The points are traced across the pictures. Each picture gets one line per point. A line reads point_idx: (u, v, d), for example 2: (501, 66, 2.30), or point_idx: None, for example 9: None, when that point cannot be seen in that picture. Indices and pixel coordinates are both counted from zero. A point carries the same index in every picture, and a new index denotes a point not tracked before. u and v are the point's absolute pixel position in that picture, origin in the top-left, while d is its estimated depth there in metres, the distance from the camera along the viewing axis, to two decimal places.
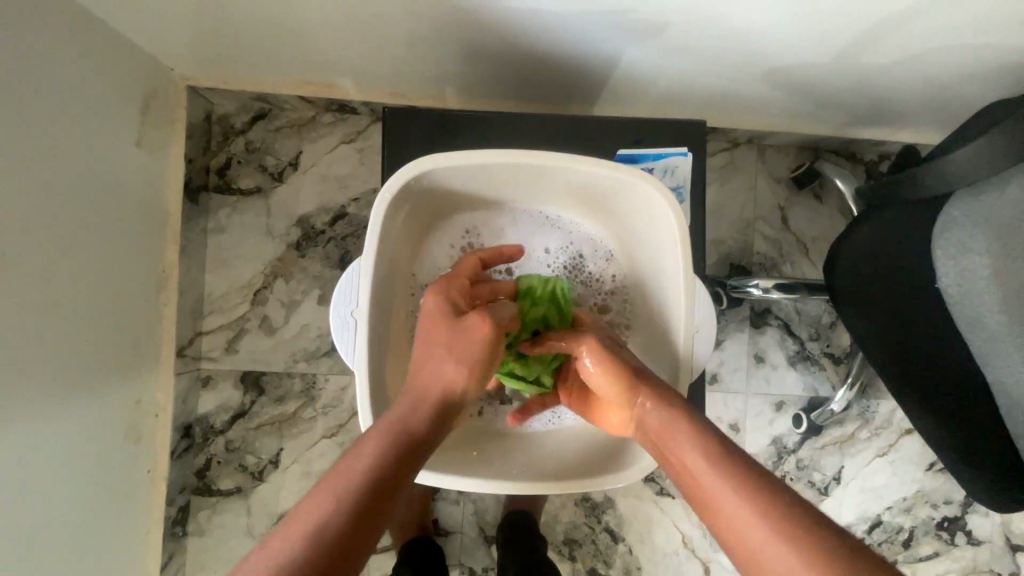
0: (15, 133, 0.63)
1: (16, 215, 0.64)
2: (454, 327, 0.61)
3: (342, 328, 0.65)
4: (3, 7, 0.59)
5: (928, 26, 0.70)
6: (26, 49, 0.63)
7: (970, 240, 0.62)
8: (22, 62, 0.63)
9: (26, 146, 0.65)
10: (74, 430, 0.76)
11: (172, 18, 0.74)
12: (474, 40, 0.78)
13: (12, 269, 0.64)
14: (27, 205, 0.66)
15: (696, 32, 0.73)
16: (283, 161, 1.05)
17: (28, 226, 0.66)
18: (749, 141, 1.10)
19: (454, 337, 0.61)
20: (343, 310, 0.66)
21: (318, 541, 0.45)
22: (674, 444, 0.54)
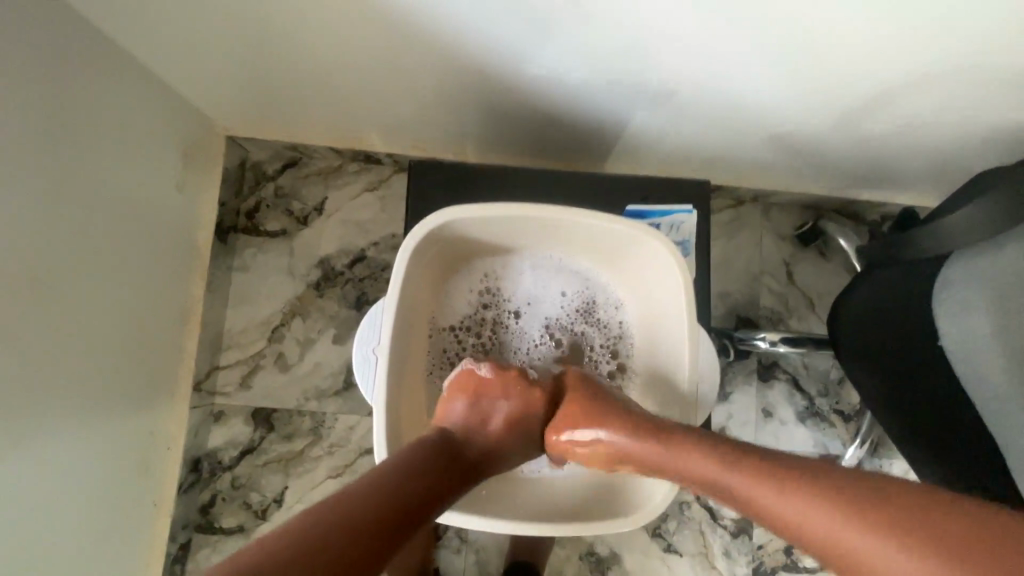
0: (61, 165, 0.69)
1: (50, 236, 0.68)
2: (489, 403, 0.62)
3: (364, 365, 0.68)
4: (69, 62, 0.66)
5: (919, 98, 0.74)
6: (77, 86, 0.69)
7: (971, 299, 0.65)
8: (72, 98, 0.69)
9: (70, 175, 0.70)
10: (80, 452, 0.76)
11: (211, 65, 0.80)
12: (494, 100, 0.85)
13: (41, 288, 0.67)
14: (63, 230, 0.70)
15: (700, 98, 0.79)
16: (308, 206, 1.10)
17: (62, 247, 0.70)
18: (753, 199, 1.14)
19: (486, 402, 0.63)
20: (365, 347, 0.69)
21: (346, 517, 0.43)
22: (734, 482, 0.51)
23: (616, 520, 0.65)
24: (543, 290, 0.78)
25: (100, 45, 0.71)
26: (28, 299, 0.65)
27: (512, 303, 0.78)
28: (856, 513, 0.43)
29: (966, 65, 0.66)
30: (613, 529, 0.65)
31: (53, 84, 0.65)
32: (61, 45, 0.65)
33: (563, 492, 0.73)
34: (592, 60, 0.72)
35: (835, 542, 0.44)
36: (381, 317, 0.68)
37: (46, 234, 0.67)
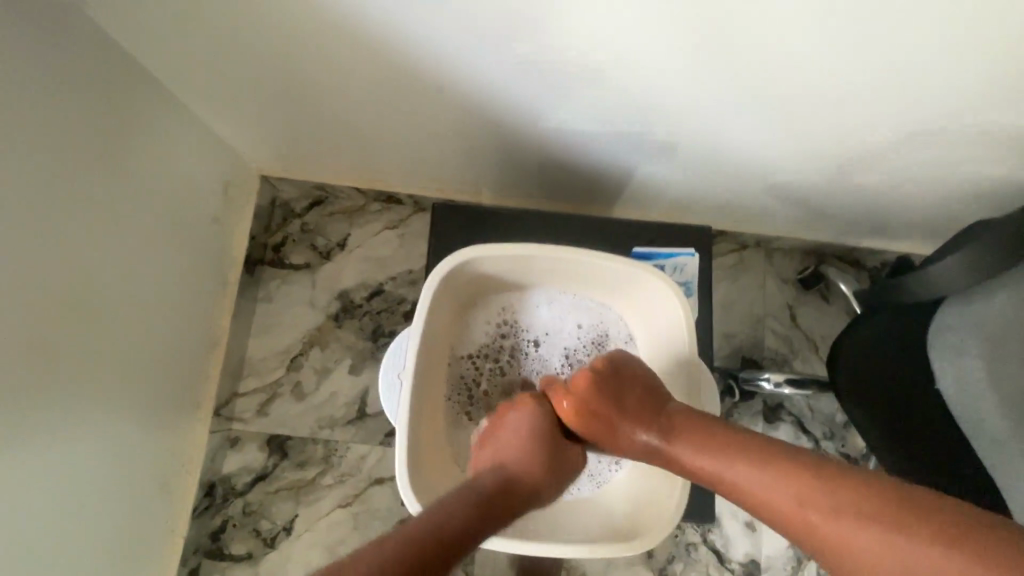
0: (121, 198, 0.76)
1: (104, 262, 0.74)
2: (510, 426, 0.68)
3: (389, 391, 0.73)
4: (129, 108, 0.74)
5: (907, 152, 0.80)
6: (140, 130, 0.77)
7: (963, 344, 0.69)
8: (133, 140, 0.77)
9: (125, 207, 0.77)
10: (107, 469, 0.80)
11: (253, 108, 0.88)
12: (510, 147, 0.91)
13: (94, 309, 0.73)
14: (117, 256, 0.76)
15: (701, 150, 0.85)
16: (332, 242, 1.16)
17: (112, 272, 0.76)
18: (756, 244, 1.18)
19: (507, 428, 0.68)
20: (390, 374, 0.74)
21: (406, 545, 0.47)
22: (744, 474, 0.57)
23: (622, 545, 0.66)
24: (560, 323, 0.82)
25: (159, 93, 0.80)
26: (80, 322, 0.71)
27: (530, 334, 0.82)
28: (885, 512, 0.49)
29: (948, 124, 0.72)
30: (618, 553, 0.66)
31: (118, 128, 0.73)
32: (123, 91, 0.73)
33: (568, 517, 0.74)
34: (601, 112, 0.79)
35: (862, 540, 0.49)
36: (406, 347, 0.73)
37: (100, 259, 0.73)
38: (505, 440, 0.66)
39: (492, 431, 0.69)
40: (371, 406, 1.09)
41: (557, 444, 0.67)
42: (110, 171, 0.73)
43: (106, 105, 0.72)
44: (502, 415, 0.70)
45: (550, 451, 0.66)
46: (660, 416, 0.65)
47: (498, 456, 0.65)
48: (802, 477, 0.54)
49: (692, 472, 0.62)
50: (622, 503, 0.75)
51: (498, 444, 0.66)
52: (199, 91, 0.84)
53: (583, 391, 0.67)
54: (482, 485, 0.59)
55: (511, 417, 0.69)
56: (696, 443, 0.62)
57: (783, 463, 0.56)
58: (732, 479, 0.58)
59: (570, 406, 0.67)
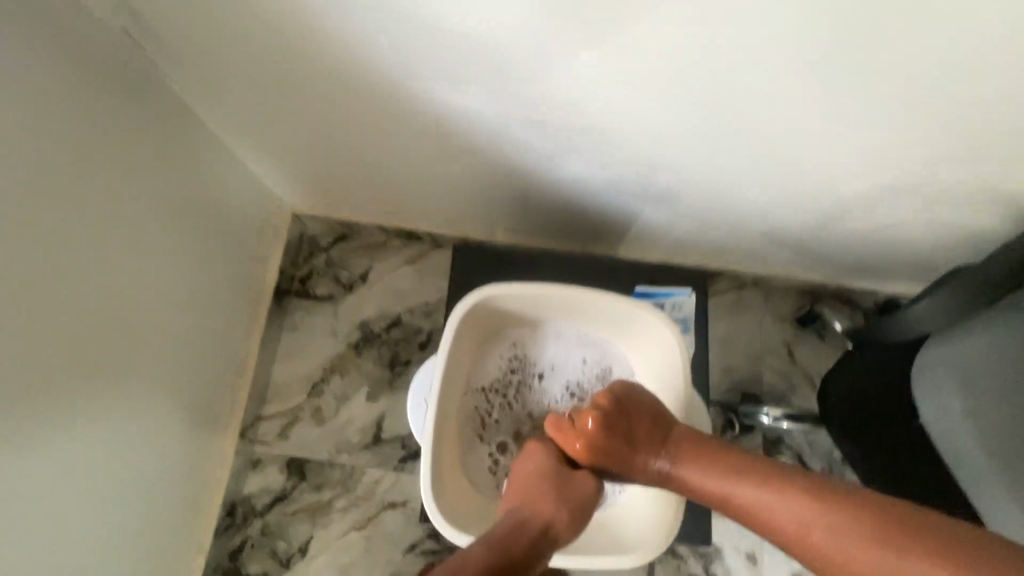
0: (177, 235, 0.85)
1: (159, 292, 0.82)
2: (529, 467, 0.73)
3: (416, 411, 0.82)
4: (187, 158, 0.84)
5: (887, 203, 0.86)
6: (195, 175, 0.87)
7: (943, 380, 0.74)
8: (190, 184, 0.86)
9: (180, 242, 0.86)
10: (143, 484, 0.86)
11: (294, 151, 0.97)
12: (523, 191, 0.99)
13: (145, 333, 0.80)
14: (168, 285, 0.84)
15: (698, 197, 0.93)
16: (354, 275, 1.23)
17: (164, 301, 0.84)
18: (754, 283, 1.24)
19: (525, 469, 0.73)
20: (418, 396, 0.83)
21: None
22: (746, 496, 0.63)
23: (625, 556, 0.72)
24: (567, 358, 0.88)
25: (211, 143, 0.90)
26: (134, 346, 0.79)
27: (539, 368, 0.88)
28: (880, 534, 0.54)
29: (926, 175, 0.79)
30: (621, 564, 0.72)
31: (178, 174, 0.83)
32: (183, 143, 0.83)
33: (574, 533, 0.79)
34: (608, 161, 0.87)
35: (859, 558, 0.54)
36: (431, 374, 0.82)
37: (155, 289, 0.81)
38: (525, 481, 0.71)
39: (514, 472, 0.74)
40: (386, 431, 1.15)
41: (573, 478, 0.71)
42: (170, 206, 0.82)
43: (164, 149, 0.80)
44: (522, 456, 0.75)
45: (568, 488, 0.70)
46: (667, 448, 0.70)
47: (519, 499, 0.69)
48: (800, 499, 0.59)
49: (700, 495, 0.67)
50: (626, 525, 0.79)
51: (519, 485, 0.71)
52: (247, 137, 0.94)
53: (593, 435, 0.70)
54: (506, 531, 0.64)
55: (529, 458, 0.74)
56: (699, 469, 0.67)
57: (780, 487, 0.61)
58: (736, 502, 0.63)
59: (581, 445, 0.71)
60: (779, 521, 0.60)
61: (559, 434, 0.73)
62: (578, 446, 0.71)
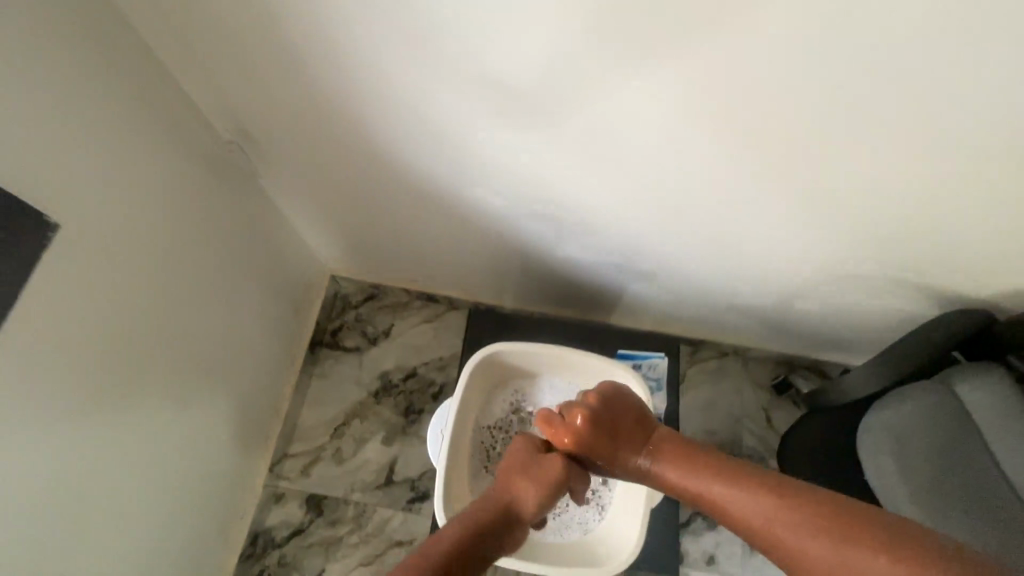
0: (243, 293, 1.04)
1: (222, 338, 1.00)
2: (519, 454, 0.82)
3: (434, 442, 0.96)
4: (256, 231, 1.04)
5: (834, 292, 1.02)
6: (262, 245, 1.07)
7: (879, 442, 0.88)
8: (257, 252, 1.06)
9: (243, 297, 1.04)
10: (186, 506, 0.99)
11: (337, 226, 1.17)
12: (529, 265, 1.17)
13: (206, 372, 0.97)
14: (228, 333, 1.01)
15: (676, 277, 1.09)
16: (379, 330, 1.40)
17: (225, 344, 1.01)
18: (734, 353, 1.38)
19: (515, 456, 0.83)
20: (437, 428, 0.97)
21: (429, 549, 0.65)
22: (721, 493, 0.71)
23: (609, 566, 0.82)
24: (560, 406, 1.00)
25: (274, 219, 1.10)
26: (198, 383, 0.95)
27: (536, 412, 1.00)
28: (849, 531, 0.61)
29: (863, 273, 0.94)
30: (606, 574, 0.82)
31: (250, 244, 1.03)
32: (255, 221, 1.04)
33: (561, 553, 0.86)
34: (598, 246, 1.05)
35: (825, 553, 0.61)
36: (448, 412, 0.96)
37: (219, 336, 0.99)
38: (511, 466, 0.81)
39: (504, 457, 0.84)
40: (397, 473, 1.27)
41: (555, 467, 0.81)
42: (240, 269, 1.01)
43: (243, 225, 1.01)
44: (513, 446, 0.85)
45: (548, 475, 0.80)
46: (647, 448, 0.79)
47: (504, 479, 0.79)
48: (771, 499, 0.67)
49: (678, 492, 0.76)
50: (604, 544, 0.88)
51: (505, 469, 0.81)
52: (301, 214, 1.14)
53: (581, 431, 0.79)
54: (489, 504, 0.75)
55: (520, 448, 0.84)
56: (678, 468, 0.76)
57: (753, 486, 0.69)
58: (712, 499, 0.72)
59: (567, 439, 0.80)
60: (751, 519, 0.68)
61: (551, 429, 0.82)
62: (566, 440, 0.81)
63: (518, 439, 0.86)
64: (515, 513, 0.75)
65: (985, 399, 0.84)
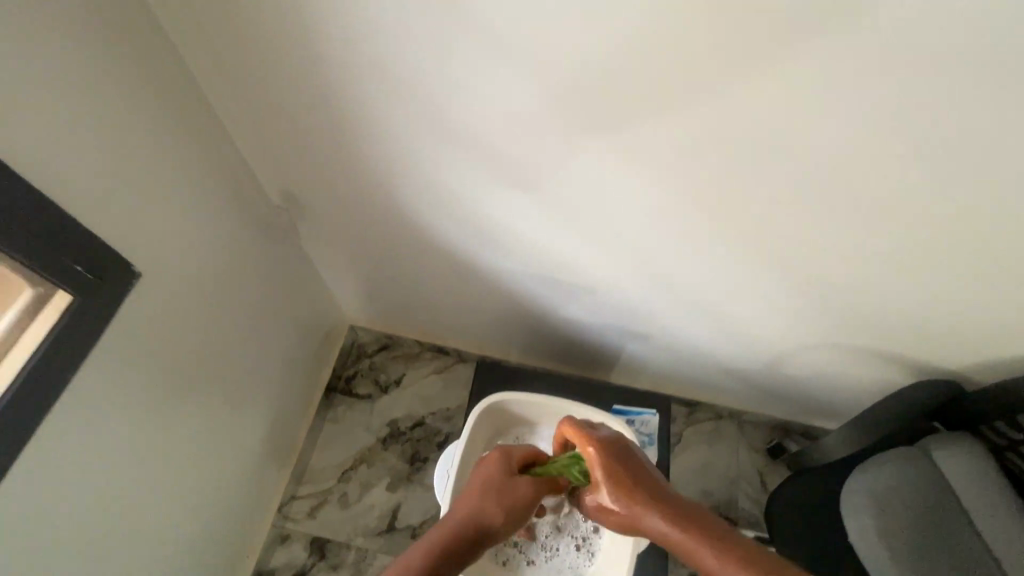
0: (274, 338, 1.14)
1: (251, 380, 1.08)
2: (506, 473, 0.79)
3: (440, 483, 1.03)
4: (290, 284, 1.16)
5: (818, 360, 1.09)
6: (294, 296, 1.19)
7: (858, 503, 0.90)
8: (290, 302, 1.17)
9: (274, 343, 1.14)
10: (206, 540, 1.05)
11: (361, 281, 1.28)
12: (534, 323, 1.27)
13: (237, 412, 1.05)
14: (258, 376, 1.10)
15: (671, 340, 1.17)
16: (390, 379, 1.48)
17: (254, 386, 1.10)
18: (730, 416, 1.43)
19: (501, 472, 0.80)
20: (443, 471, 1.04)
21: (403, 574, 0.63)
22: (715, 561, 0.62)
23: None
24: None
25: (306, 272, 1.22)
26: (229, 421, 1.04)
27: None
28: None
29: (842, 342, 1.02)
30: None
31: (284, 294, 1.14)
32: (290, 274, 1.15)
33: None
34: (598, 308, 1.14)
35: None
36: (454, 456, 1.03)
37: (250, 378, 1.08)
38: (497, 482, 0.78)
39: (491, 465, 0.81)
40: (400, 519, 1.32)
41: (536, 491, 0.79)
42: (274, 318, 1.12)
43: (281, 277, 1.12)
44: (502, 460, 0.81)
45: (529, 498, 0.77)
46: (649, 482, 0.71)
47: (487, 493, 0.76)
48: None
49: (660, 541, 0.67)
50: None
51: (489, 481, 0.78)
52: (329, 269, 1.26)
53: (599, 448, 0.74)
54: (467, 516, 0.73)
55: (510, 464, 0.81)
56: (670, 515, 0.67)
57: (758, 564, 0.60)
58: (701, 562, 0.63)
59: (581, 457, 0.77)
60: None
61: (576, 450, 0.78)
62: (587, 449, 0.75)
63: (511, 450, 0.83)
64: (490, 533, 0.73)
65: (964, 471, 0.89)
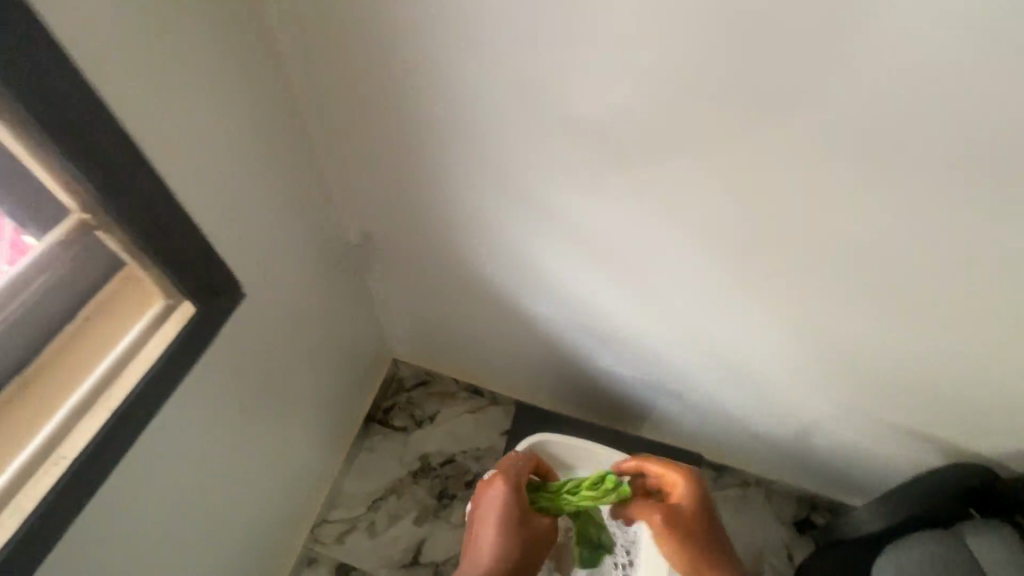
0: (328, 362, 1.22)
1: (303, 399, 1.16)
2: (514, 507, 0.89)
3: None
4: (349, 314, 1.25)
5: (850, 433, 1.11)
6: (351, 325, 1.28)
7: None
8: (347, 330, 1.26)
9: (328, 367, 1.23)
10: (244, 549, 1.10)
11: (412, 320, 1.37)
12: (571, 372, 1.32)
13: (288, 427, 1.13)
14: (309, 397, 1.18)
15: (703, 400, 1.21)
16: (425, 414, 1.54)
17: (306, 406, 1.17)
18: (757, 484, 1.42)
19: (510, 505, 0.89)
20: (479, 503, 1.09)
21: None
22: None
23: None
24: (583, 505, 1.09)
25: (364, 305, 1.31)
26: (281, 437, 1.11)
27: None
28: None
29: (872, 417, 1.05)
30: None
31: (343, 323, 1.24)
32: (350, 304, 1.25)
33: None
34: (636, 362, 1.19)
35: None
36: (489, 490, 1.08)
37: (303, 397, 1.16)
38: (510, 516, 0.88)
39: (498, 499, 0.90)
40: (424, 554, 1.35)
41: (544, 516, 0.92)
42: (331, 343, 1.21)
43: (342, 307, 1.22)
44: (509, 492, 0.90)
45: (537, 526, 0.89)
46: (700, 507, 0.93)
47: (504, 529, 0.87)
48: None
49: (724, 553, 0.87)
50: None
51: (503, 516, 0.88)
52: (384, 305, 1.35)
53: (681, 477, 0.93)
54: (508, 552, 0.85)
55: (517, 496, 0.90)
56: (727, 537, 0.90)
57: None
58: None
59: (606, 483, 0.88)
60: None
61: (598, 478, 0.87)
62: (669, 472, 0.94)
63: (507, 475, 0.92)
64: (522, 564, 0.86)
65: (997, 553, 0.89)
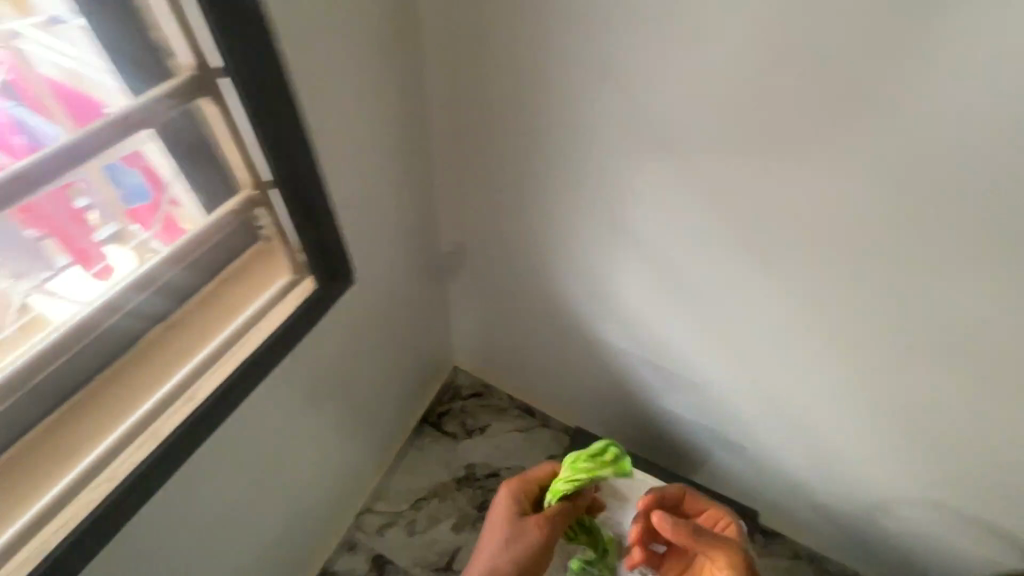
0: (402, 357, 1.29)
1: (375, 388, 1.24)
2: (510, 522, 0.97)
3: None
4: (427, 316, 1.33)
5: (922, 516, 1.06)
6: (426, 327, 1.35)
7: None
8: (421, 331, 1.34)
9: (400, 362, 1.30)
10: (299, 518, 1.17)
11: (481, 332, 1.43)
12: (630, 406, 1.33)
13: (357, 411, 1.20)
14: (380, 387, 1.25)
15: (765, 457, 1.18)
16: (476, 424, 1.57)
17: (375, 394, 1.25)
18: (809, 559, 1.35)
19: (507, 519, 0.98)
20: None
21: None
22: None
23: None
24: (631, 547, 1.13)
25: (441, 309, 1.38)
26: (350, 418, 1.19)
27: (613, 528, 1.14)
28: None
29: (948, 502, 1.00)
30: None
31: (420, 324, 1.31)
32: (429, 307, 1.32)
33: None
34: (700, 407, 1.18)
35: None
36: None
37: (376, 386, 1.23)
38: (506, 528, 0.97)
39: (500, 511, 0.99)
40: (458, 562, 1.37)
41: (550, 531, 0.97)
42: (407, 340, 1.28)
43: (422, 308, 1.29)
44: (508, 507, 0.99)
45: (534, 542, 0.96)
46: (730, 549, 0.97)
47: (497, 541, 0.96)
48: None
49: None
50: None
51: (500, 527, 0.97)
52: (458, 313, 1.42)
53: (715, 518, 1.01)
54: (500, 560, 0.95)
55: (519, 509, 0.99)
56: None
57: None
58: None
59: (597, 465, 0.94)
60: None
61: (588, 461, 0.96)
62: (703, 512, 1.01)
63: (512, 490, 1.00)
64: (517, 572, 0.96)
65: None
